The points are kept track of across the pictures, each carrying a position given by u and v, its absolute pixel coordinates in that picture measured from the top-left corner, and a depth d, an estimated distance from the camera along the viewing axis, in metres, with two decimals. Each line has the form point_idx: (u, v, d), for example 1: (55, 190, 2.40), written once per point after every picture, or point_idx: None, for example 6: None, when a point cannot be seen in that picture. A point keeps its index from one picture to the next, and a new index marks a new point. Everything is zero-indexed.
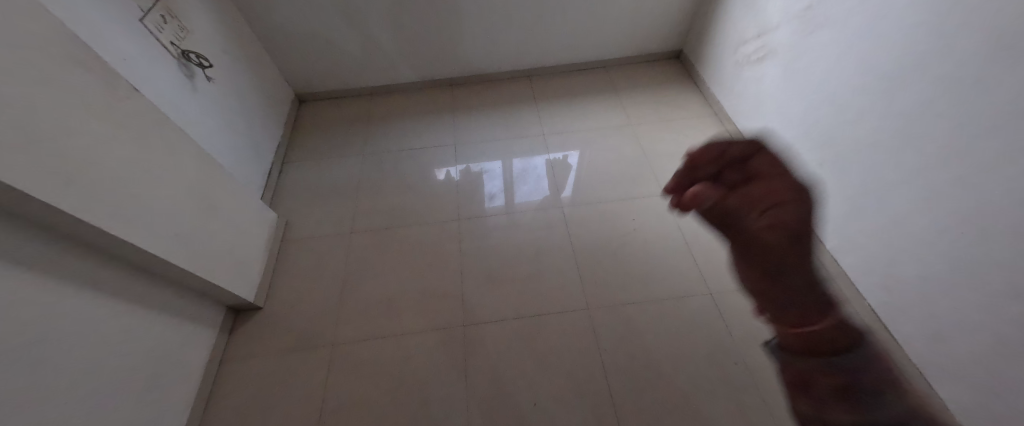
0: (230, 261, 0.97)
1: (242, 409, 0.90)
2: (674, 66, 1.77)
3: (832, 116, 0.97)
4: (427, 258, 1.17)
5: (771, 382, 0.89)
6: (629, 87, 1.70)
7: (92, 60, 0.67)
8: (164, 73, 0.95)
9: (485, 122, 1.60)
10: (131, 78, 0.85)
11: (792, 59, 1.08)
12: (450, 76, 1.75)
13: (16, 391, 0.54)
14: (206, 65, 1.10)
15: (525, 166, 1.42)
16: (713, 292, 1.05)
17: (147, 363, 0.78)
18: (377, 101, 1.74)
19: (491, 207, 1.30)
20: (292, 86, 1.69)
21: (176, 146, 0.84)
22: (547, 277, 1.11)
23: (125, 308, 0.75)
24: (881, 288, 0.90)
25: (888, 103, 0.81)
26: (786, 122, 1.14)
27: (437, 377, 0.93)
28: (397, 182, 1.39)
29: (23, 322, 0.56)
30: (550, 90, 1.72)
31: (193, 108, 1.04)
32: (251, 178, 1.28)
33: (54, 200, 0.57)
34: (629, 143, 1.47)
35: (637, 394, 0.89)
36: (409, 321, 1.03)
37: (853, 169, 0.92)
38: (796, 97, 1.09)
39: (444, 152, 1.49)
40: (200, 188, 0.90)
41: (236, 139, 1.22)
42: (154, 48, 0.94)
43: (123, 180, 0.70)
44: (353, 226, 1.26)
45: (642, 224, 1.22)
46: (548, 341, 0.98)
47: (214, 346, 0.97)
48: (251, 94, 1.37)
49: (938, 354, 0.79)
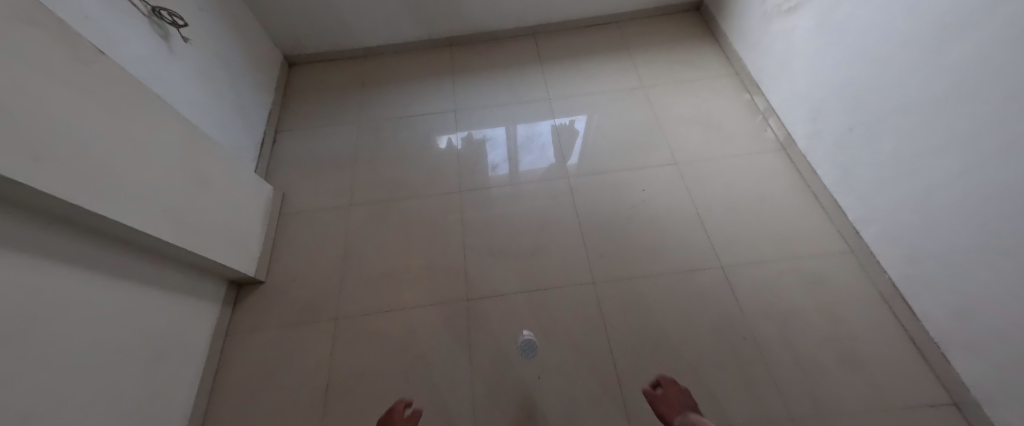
0: (226, 235, 0.95)
1: (251, 381, 0.92)
2: (692, 20, 1.63)
3: (866, 75, 0.87)
4: (428, 230, 1.14)
5: (779, 356, 0.87)
6: (642, 44, 1.57)
7: (40, 14, 0.60)
8: (135, 34, 0.88)
9: (487, 85, 1.50)
10: (101, 43, 0.78)
11: (828, 7, 0.96)
12: (450, 35, 1.63)
13: (13, 371, 0.54)
14: (181, 24, 1.02)
15: (530, 133, 1.35)
16: (725, 265, 1.01)
17: (151, 340, 0.79)
18: (373, 63, 1.63)
19: (495, 176, 1.24)
20: (280, 47, 1.60)
21: (157, 117, 0.79)
22: (554, 250, 1.07)
23: (123, 287, 0.74)
24: (905, 262, 0.86)
25: (938, 58, 0.71)
26: (816, 81, 1.04)
27: (440, 351, 0.93)
28: (396, 151, 1.33)
29: (7, 304, 0.54)
30: (557, 49, 1.60)
31: (172, 73, 0.98)
32: (243, 148, 1.23)
33: (30, 178, 0.54)
34: (641, 107, 1.37)
35: (643, 366, 0.88)
36: (410, 295, 1.02)
37: (887, 133, 0.85)
38: (827, 54, 0.98)
39: (444, 118, 1.42)
40: (186, 160, 0.86)
41: (222, 107, 1.16)
42: (121, 4, 0.86)
43: (102, 155, 0.66)
44: (352, 198, 1.22)
45: (653, 195, 1.16)
46: (552, 315, 0.97)
47: (217, 320, 0.97)
48: (234, 57, 1.29)
49: (960, 331, 0.77)
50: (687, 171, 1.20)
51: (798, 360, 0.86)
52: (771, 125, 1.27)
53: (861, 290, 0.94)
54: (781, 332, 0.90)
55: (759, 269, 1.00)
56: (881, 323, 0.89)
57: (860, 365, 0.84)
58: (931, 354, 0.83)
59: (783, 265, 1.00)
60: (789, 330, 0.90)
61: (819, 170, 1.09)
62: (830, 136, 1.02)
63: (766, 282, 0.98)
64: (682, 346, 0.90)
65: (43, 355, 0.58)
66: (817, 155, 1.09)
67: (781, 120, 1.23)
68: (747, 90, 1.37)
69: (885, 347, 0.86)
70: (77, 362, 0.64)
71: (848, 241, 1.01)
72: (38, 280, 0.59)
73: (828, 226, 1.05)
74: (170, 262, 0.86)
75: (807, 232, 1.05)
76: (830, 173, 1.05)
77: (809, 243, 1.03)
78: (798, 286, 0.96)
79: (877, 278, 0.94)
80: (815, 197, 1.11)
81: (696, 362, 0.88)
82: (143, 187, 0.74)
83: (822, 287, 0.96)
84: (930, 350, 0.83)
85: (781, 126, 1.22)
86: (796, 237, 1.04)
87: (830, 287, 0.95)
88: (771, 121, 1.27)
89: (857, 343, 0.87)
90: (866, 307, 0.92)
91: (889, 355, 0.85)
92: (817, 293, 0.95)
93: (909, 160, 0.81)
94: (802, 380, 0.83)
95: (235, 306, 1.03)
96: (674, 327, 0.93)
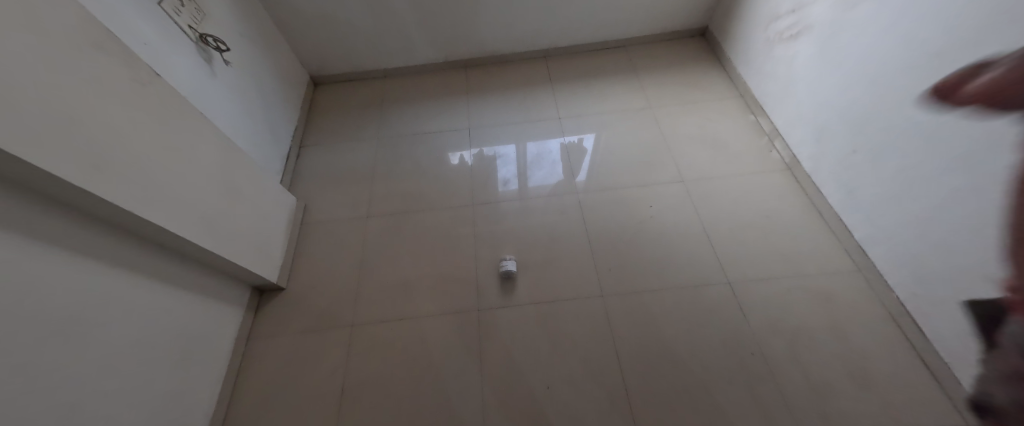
0: (254, 243, 1.00)
1: (269, 385, 0.94)
2: (697, 44, 1.70)
3: (867, 99, 0.91)
4: (441, 242, 1.18)
5: (789, 374, 0.87)
6: (649, 67, 1.64)
7: (110, 43, 0.68)
8: (185, 57, 0.97)
9: (499, 104, 1.58)
10: (155, 65, 0.87)
11: (829, 35, 1.01)
12: (465, 57, 1.72)
13: (55, 361, 0.58)
14: (223, 48, 1.11)
15: (540, 150, 1.40)
16: (732, 281, 1.03)
17: (181, 340, 0.83)
18: (391, 82, 1.72)
19: (505, 191, 1.29)
20: (308, 68, 1.70)
21: (201, 132, 0.87)
22: (563, 263, 1.10)
23: (159, 288, 0.79)
24: (912, 281, 0.87)
25: (936, 83, 0.74)
26: (819, 103, 1.08)
27: (451, 360, 0.95)
28: (412, 166, 1.40)
29: (55, 298, 0.59)
30: (567, 70, 1.67)
31: (214, 92, 1.06)
32: (271, 161, 1.30)
33: (90, 185, 0.60)
34: (648, 126, 1.42)
35: (650, 379, 0.89)
36: (423, 304, 1.06)
37: (890, 154, 0.87)
38: (830, 78, 1.03)
39: (458, 135, 1.48)
40: (222, 171, 0.92)
41: (254, 123, 1.24)
42: (172, 31, 0.95)
43: (152, 165, 0.73)
44: (369, 210, 1.28)
45: (660, 210, 1.19)
46: (561, 326, 0.99)
47: (240, 324, 1.02)
48: (268, 77, 1.39)
49: (968, 349, 0.77)
50: (693, 188, 1.23)
51: (807, 378, 0.86)
52: (775, 146, 1.30)
53: (869, 309, 0.94)
54: (789, 348, 0.91)
55: (767, 285, 1.01)
56: (890, 343, 0.89)
57: (871, 384, 0.84)
58: (942, 374, 0.82)
59: (790, 282, 1.01)
60: (797, 346, 0.91)
61: (824, 189, 1.12)
62: (834, 157, 1.05)
63: (773, 298, 0.99)
64: (689, 361, 0.91)
65: (77, 349, 0.62)
66: (822, 174, 1.12)
67: (785, 141, 1.26)
68: (752, 111, 1.41)
69: (894, 366, 0.86)
70: (107, 358, 0.67)
71: (855, 260, 1.02)
72: (81, 278, 0.64)
73: (835, 245, 1.07)
74: (201, 266, 0.91)
75: (813, 251, 1.06)
76: (836, 192, 1.07)
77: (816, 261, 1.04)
78: (805, 303, 0.97)
79: (885, 297, 0.94)
80: (821, 217, 1.12)
81: (704, 377, 0.88)
82: (185, 195, 0.79)
83: (830, 304, 0.96)
84: (940, 370, 0.82)
85: (785, 146, 1.25)
86: (803, 255, 1.06)
87: (837, 305, 0.96)
88: (775, 142, 1.30)
89: (866, 361, 0.87)
90: (874, 325, 0.92)
91: (899, 375, 0.84)
92: (826, 310, 0.95)
93: (912, 179, 0.83)
94: (812, 398, 0.83)
95: (257, 311, 1.07)
96: (682, 341, 0.94)
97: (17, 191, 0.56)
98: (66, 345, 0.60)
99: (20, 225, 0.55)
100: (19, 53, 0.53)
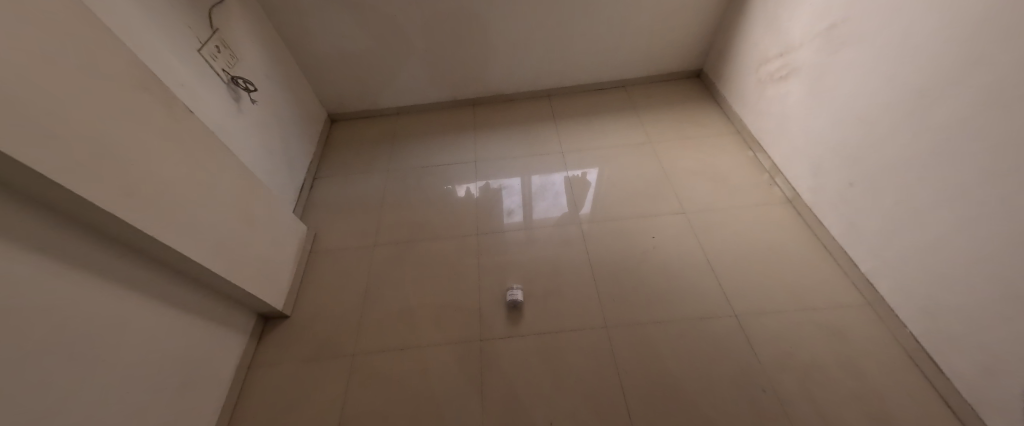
0: (264, 270, 1.03)
1: (265, 416, 0.92)
2: (694, 84, 1.79)
3: (859, 134, 0.95)
4: (445, 272, 1.19)
5: (804, 414, 0.83)
6: (648, 105, 1.71)
7: (152, 83, 0.76)
8: (216, 96, 1.06)
9: (504, 139, 1.65)
10: (188, 102, 0.95)
11: (816, 76, 1.07)
12: (473, 96, 1.82)
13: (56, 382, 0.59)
14: (251, 89, 1.21)
15: (543, 183, 1.44)
16: (738, 314, 1.01)
17: (184, 365, 0.84)
18: (404, 119, 1.82)
19: (509, 222, 1.32)
20: (327, 107, 1.82)
21: (224, 163, 0.92)
22: (566, 294, 1.10)
23: (168, 312, 0.81)
24: (923, 315, 0.85)
25: (924, 118, 0.78)
26: (813, 138, 1.12)
27: (450, 392, 0.93)
28: (419, 197, 1.44)
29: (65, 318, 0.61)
30: (570, 109, 1.76)
31: (239, 127, 1.14)
32: (286, 191, 1.36)
33: (118, 210, 0.64)
34: (648, 161, 1.47)
35: (657, 415, 0.86)
36: (425, 333, 1.05)
37: (887, 187, 0.89)
38: (821, 116, 1.07)
39: (465, 168, 1.54)
40: (240, 199, 0.97)
41: (273, 155, 1.31)
42: (208, 73, 1.04)
43: (176, 192, 0.78)
44: (376, 240, 1.31)
45: (662, 242, 1.20)
46: (563, 359, 0.97)
47: (243, 352, 1.01)
48: (289, 114, 1.48)
49: (988, 387, 0.73)
50: (695, 221, 1.25)
51: (825, 418, 0.82)
52: (776, 182, 1.32)
53: (883, 345, 0.91)
54: (803, 386, 0.87)
55: (776, 320, 0.99)
56: (910, 382, 0.85)
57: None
58: (966, 416, 0.77)
59: (798, 316, 0.99)
60: (810, 383, 0.87)
61: (827, 222, 1.12)
62: (832, 190, 1.07)
63: (782, 333, 0.96)
64: (697, 397, 0.87)
65: (76, 371, 0.62)
66: (823, 208, 1.13)
67: (785, 177, 1.28)
68: (750, 148, 1.45)
69: (914, 407, 0.81)
70: (105, 381, 0.67)
71: (864, 294, 1.00)
72: (91, 299, 0.66)
73: (842, 279, 1.05)
74: (210, 291, 0.93)
75: (821, 285, 1.05)
76: (837, 226, 1.08)
77: (823, 295, 1.03)
78: (816, 338, 0.95)
79: (899, 333, 0.91)
80: (825, 250, 1.12)
81: (714, 415, 0.84)
82: (202, 221, 0.83)
83: (842, 340, 0.93)
84: (965, 412, 0.78)
85: (786, 182, 1.27)
86: (809, 288, 1.04)
87: (849, 340, 0.93)
88: (776, 178, 1.32)
89: (885, 401, 0.83)
90: (891, 363, 0.88)
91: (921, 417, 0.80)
92: (838, 346, 0.92)
93: (911, 210, 0.84)
94: None
95: (260, 339, 1.07)
96: (689, 376, 0.91)
97: (42, 214, 0.59)
98: (65, 366, 0.61)
99: (33, 242, 0.58)
100: (69, 92, 0.59)
